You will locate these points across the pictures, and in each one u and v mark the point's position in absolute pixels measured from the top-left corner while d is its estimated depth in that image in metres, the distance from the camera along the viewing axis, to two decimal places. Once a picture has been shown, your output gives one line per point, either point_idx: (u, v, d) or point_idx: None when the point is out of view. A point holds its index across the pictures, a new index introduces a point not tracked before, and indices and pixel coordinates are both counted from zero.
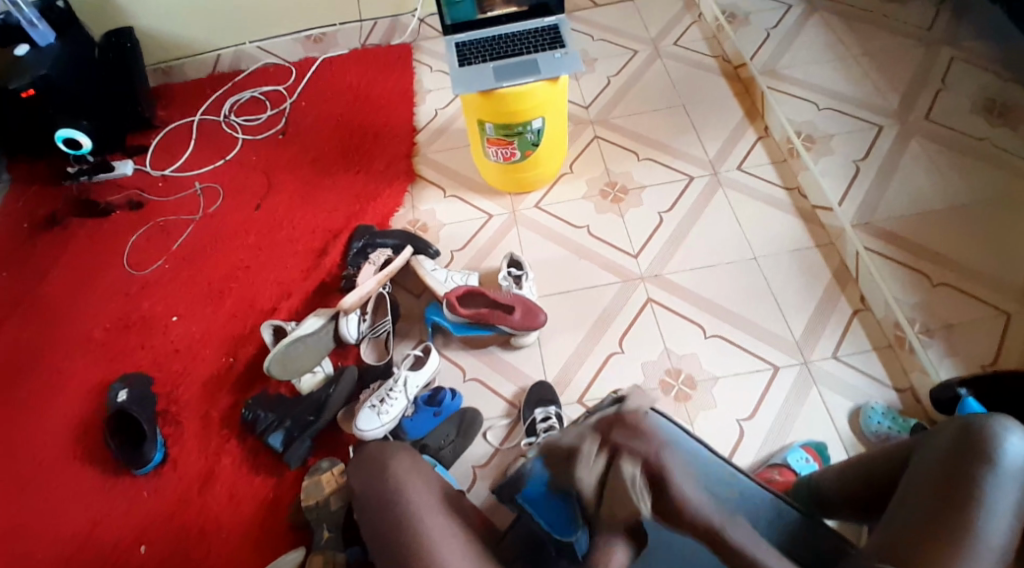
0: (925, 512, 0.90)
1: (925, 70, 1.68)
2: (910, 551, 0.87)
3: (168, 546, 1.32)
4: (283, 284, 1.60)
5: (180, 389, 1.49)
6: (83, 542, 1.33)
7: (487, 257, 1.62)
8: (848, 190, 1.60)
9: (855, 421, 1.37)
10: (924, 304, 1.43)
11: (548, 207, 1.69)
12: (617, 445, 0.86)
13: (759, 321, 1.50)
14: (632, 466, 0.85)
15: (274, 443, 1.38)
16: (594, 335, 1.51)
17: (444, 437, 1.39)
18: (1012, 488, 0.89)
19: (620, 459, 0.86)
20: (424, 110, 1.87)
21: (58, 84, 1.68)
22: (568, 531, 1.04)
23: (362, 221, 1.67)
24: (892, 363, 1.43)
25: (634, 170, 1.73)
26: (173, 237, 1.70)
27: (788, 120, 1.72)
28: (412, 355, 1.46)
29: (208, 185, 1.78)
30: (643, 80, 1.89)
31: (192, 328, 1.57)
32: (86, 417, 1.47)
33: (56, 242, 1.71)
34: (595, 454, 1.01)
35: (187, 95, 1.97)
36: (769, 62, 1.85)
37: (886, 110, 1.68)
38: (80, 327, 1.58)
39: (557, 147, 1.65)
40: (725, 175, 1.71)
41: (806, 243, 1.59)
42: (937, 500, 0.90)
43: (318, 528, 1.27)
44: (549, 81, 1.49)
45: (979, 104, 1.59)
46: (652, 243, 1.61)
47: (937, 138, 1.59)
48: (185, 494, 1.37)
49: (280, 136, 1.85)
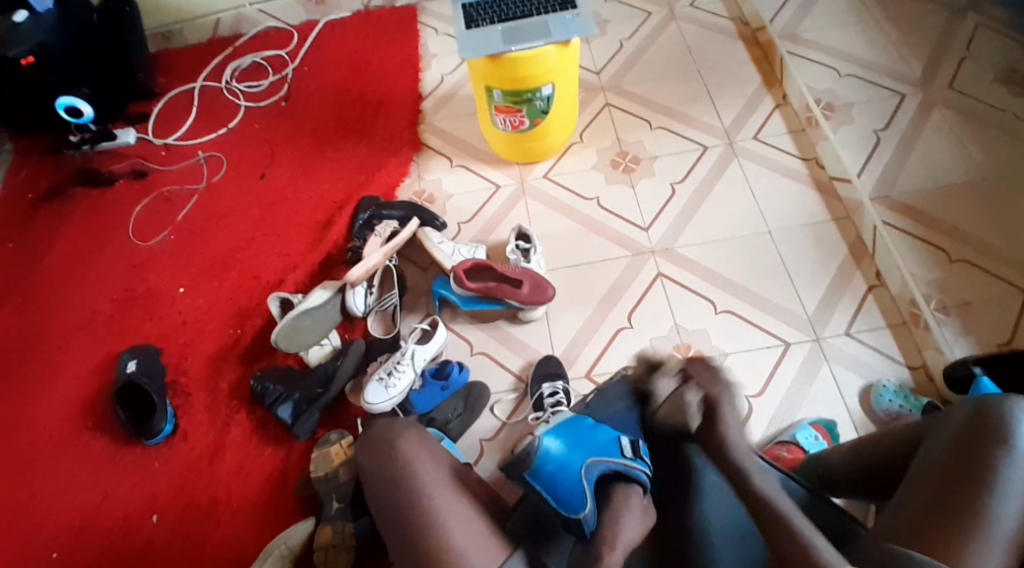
0: (934, 497, 0.89)
1: (947, 39, 1.61)
2: (918, 536, 0.87)
3: (180, 517, 1.34)
4: (288, 256, 1.58)
5: (188, 361, 1.49)
6: (97, 513, 1.35)
7: (495, 229, 1.59)
8: (867, 161, 1.56)
9: (865, 399, 1.36)
10: (941, 282, 1.40)
11: (557, 177, 1.66)
12: (690, 374, 1.03)
13: (771, 297, 1.47)
14: (698, 393, 1.00)
15: (283, 414, 1.39)
16: (603, 309, 1.49)
17: (451, 410, 1.39)
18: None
19: (690, 386, 1.01)
20: (430, 76, 1.82)
21: (56, 53, 1.63)
22: (577, 505, 0.92)
23: (368, 191, 1.64)
24: (906, 341, 1.40)
25: (647, 139, 1.69)
26: (177, 208, 1.68)
27: (806, 87, 1.67)
28: (419, 329, 1.44)
29: (212, 153, 1.75)
30: (657, 43, 1.83)
31: (199, 301, 1.56)
32: (96, 390, 1.48)
33: (62, 214, 1.70)
34: (605, 435, 1.01)
35: (187, 60, 1.92)
36: (789, 26, 1.77)
37: (908, 78, 1.61)
38: (87, 300, 1.58)
39: (567, 115, 1.61)
40: (740, 145, 1.66)
41: (822, 217, 1.55)
42: (944, 486, 0.89)
43: (327, 498, 1.28)
44: (560, 46, 1.43)
45: (1000, 73, 1.52)
46: (664, 216, 1.58)
47: (961, 109, 1.53)
48: (195, 467, 1.38)
49: (283, 102, 1.81)
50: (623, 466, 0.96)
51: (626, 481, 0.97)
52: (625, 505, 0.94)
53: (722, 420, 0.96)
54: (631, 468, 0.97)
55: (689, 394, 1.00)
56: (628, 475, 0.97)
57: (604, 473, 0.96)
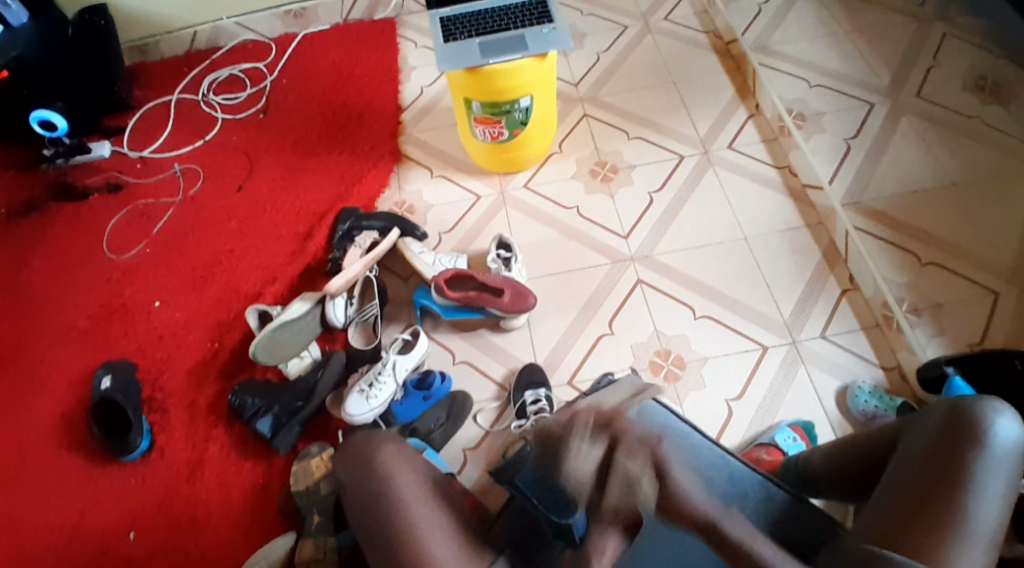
0: (912, 498, 0.90)
1: (919, 43, 1.51)
2: (895, 535, 0.88)
3: (158, 533, 1.31)
4: (268, 268, 1.57)
5: (165, 375, 1.47)
6: (72, 532, 1.32)
7: (476, 239, 1.60)
8: (839, 169, 1.60)
9: (842, 400, 1.38)
10: (913, 284, 1.44)
11: (536, 187, 1.67)
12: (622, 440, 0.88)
13: (750, 303, 1.49)
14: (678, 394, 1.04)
15: (262, 428, 1.37)
16: (584, 316, 1.50)
17: (433, 420, 1.38)
18: (1001, 473, 0.90)
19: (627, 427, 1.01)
20: (409, 88, 1.83)
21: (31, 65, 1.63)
22: (566, 509, 0.90)
23: (347, 203, 1.64)
24: (880, 343, 1.44)
25: (624, 150, 1.71)
26: (154, 221, 1.66)
27: (778, 97, 1.72)
28: (400, 339, 1.44)
29: (188, 167, 1.74)
30: (633, 56, 1.86)
31: (176, 314, 1.54)
32: (71, 406, 1.45)
33: (34, 229, 1.67)
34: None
35: (163, 73, 1.91)
36: (762, 39, 1.81)
37: (875, 86, 1.61)
38: (61, 314, 1.55)
39: (545, 126, 1.62)
40: (715, 154, 1.69)
41: (795, 223, 1.59)
42: (923, 487, 0.90)
43: (308, 513, 1.27)
44: (537, 58, 1.45)
45: (971, 80, 1.38)
46: (642, 225, 1.60)
47: (925, 115, 1.50)
48: (174, 482, 1.36)
49: (261, 115, 1.81)
50: None
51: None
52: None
53: (689, 424, 0.97)
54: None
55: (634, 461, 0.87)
56: None
57: None
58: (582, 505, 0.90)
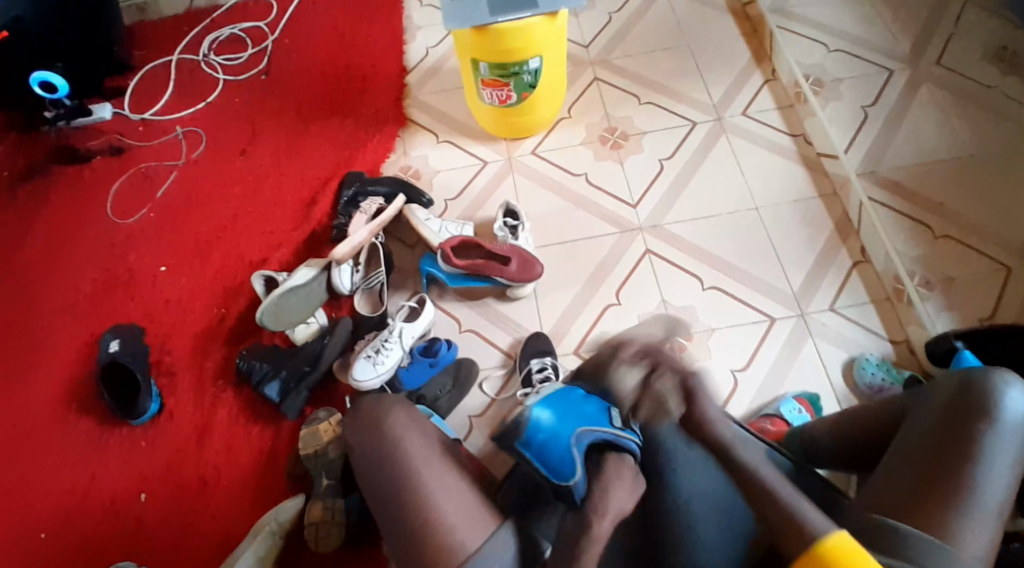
0: (922, 471, 0.90)
1: (935, 21, 1.61)
2: (906, 507, 0.88)
3: (167, 497, 1.33)
4: (273, 234, 1.56)
5: (172, 341, 1.47)
6: (84, 494, 1.34)
7: (483, 206, 1.58)
8: (855, 137, 1.55)
9: (849, 372, 1.38)
10: (924, 258, 1.41)
11: (545, 153, 1.64)
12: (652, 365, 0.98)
13: (759, 275, 1.48)
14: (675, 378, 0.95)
15: (271, 393, 1.38)
16: (592, 285, 1.49)
17: (440, 388, 1.39)
18: (1011, 443, 0.90)
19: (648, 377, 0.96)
20: (415, 49, 1.79)
21: (31, 27, 1.56)
22: (567, 472, 0.89)
23: (353, 167, 1.62)
24: (889, 316, 1.42)
25: (635, 115, 1.67)
26: (157, 184, 1.65)
27: (796, 63, 1.65)
28: (406, 307, 1.44)
29: (190, 129, 1.71)
30: (645, 17, 1.81)
31: (181, 280, 1.54)
32: (79, 371, 1.46)
33: (37, 193, 1.65)
34: (594, 406, 0.96)
35: (163, 31, 1.86)
36: (779, 0, 1.76)
37: (897, 54, 1.61)
38: (67, 280, 1.55)
39: (555, 89, 1.59)
40: (728, 121, 1.65)
41: (808, 192, 1.56)
42: (933, 460, 0.90)
43: (316, 475, 1.29)
44: (547, 17, 1.41)
45: (990, 52, 1.53)
46: (652, 193, 1.58)
47: (948, 86, 1.53)
48: (182, 447, 1.38)
49: (264, 76, 1.77)
50: (613, 435, 0.92)
51: (617, 450, 0.93)
52: (617, 472, 0.90)
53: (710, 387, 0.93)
54: (620, 436, 0.93)
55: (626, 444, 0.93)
56: (619, 444, 0.93)
57: (594, 444, 0.92)
58: (582, 470, 0.89)
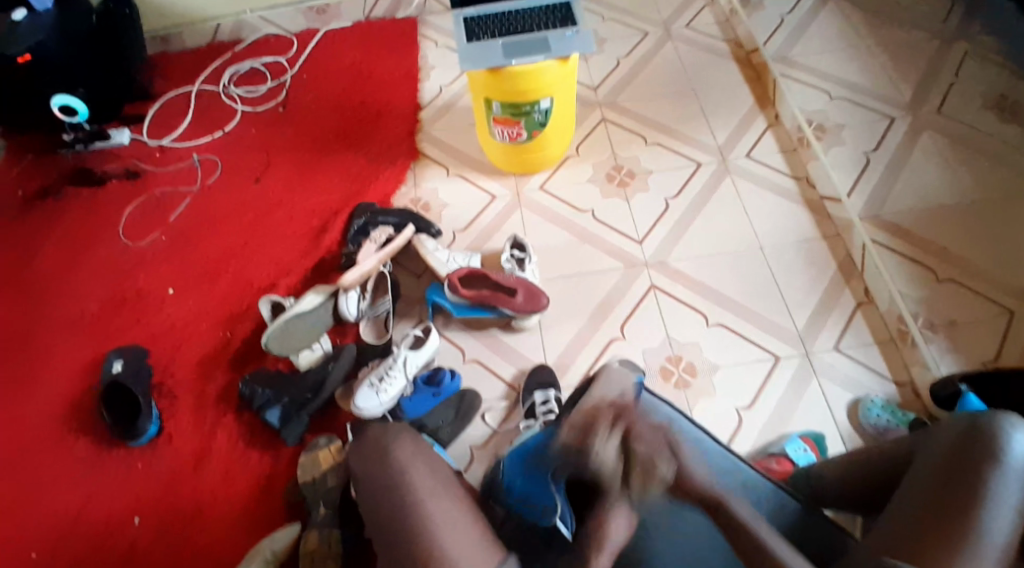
0: (925, 513, 0.88)
1: (936, 68, 1.67)
2: (908, 547, 0.85)
3: (162, 521, 1.31)
4: (281, 260, 1.58)
5: (175, 363, 1.47)
6: (78, 515, 1.32)
7: (490, 238, 1.60)
8: (857, 183, 1.58)
9: (854, 414, 1.37)
10: (928, 300, 1.43)
11: (552, 189, 1.67)
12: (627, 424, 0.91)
13: (763, 313, 1.48)
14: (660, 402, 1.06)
15: (271, 418, 1.37)
16: (596, 319, 1.49)
17: (442, 418, 1.38)
18: (1017, 485, 0.89)
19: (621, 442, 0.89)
20: (429, 87, 1.84)
21: (54, 50, 1.62)
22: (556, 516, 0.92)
23: (364, 198, 1.64)
24: (893, 357, 1.42)
25: (641, 155, 1.71)
26: (171, 209, 1.67)
27: (798, 109, 1.70)
28: (412, 335, 1.44)
29: (207, 157, 1.75)
30: (653, 62, 1.86)
31: (189, 302, 1.54)
32: (82, 390, 1.45)
33: (53, 213, 1.68)
34: (561, 441, 0.99)
35: (187, 63, 1.92)
36: (782, 49, 1.81)
37: (896, 101, 1.66)
38: (76, 298, 1.56)
39: (565, 127, 1.62)
40: (732, 163, 1.69)
41: (811, 234, 1.57)
42: (938, 501, 0.89)
43: (314, 504, 1.27)
44: (559, 61, 1.46)
45: (990, 100, 1.58)
46: (656, 230, 1.60)
47: (947, 133, 1.58)
48: (179, 470, 1.36)
49: (281, 109, 1.81)
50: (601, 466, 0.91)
51: None
52: (605, 498, 0.91)
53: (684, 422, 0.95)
54: (607, 465, 0.92)
55: (622, 446, 0.89)
56: None
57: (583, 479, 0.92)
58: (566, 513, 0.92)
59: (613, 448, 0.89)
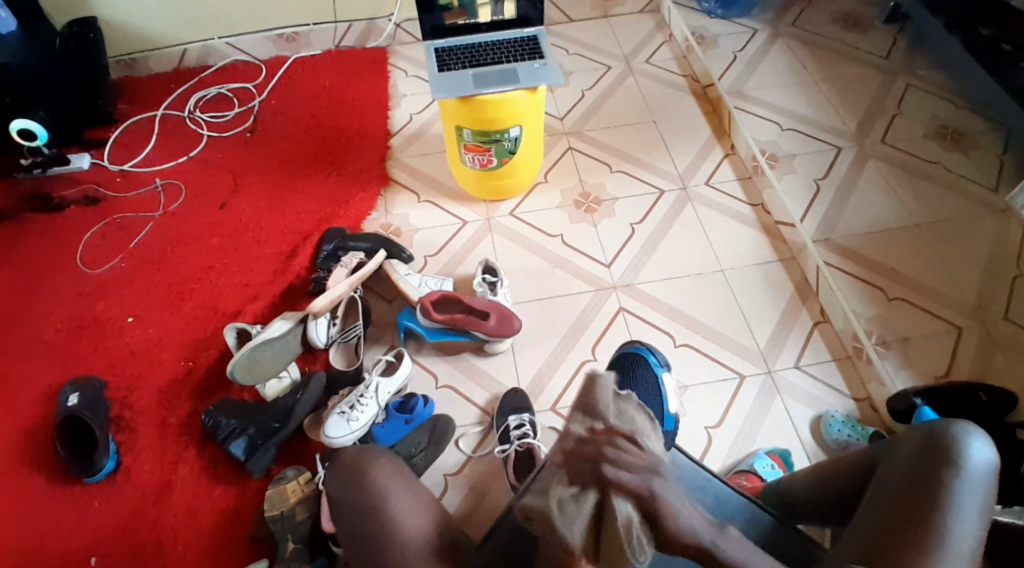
0: (890, 522, 0.90)
1: (883, 95, 1.77)
2: (876, 555, 0.88)
3: (121, 559, 1.25)
4: (249, 286, 1.55)
5: (137, 393, 1.42)
6: (29, 555, 1.25)
7: (461, 263, 1.61)
8: (809, 208, 1.67)
9: (816, 430, 1.42)
10: (879, 318, 1.50)
11: (522, 215, 1.70)
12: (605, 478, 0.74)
13: (728, 333, 1.53)
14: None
15: (236, 451, 1.33)
16: (568, 342, 1.51)
17: (415, 445, 1.36)
18: (978, 493, 0.90)
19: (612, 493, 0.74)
20: (399, 115, 1.86)
21: (18, 73, 1.59)
22: None
23: (334, 224, 1.64)
24: (850, 374, 1.48)
25: (607, 182, 1.76)
26: (131, 235, 1.63)
27: (753, 140, 1.78)
28: (384, 360, 1.43)
29: (170, 182, 1.72)
30: (616, 94, 1.93)
31: (150, 330, 1.50)
32: (36, 421, 1.39)
33: (6, 238, 1.62)
34: None
35: (151, 89, 1.90)
36: (737, 83, 1.91)
37: (844, 133, 1.76)
38: (30, 327, 1.50)
39: (533, 156, 1.66)
40: (693, 190, 1.75)
41: (770, 257, 1.64)
42: (903, 510, 0.90)
43: (282, 539, 1.23)
44: (529, 91, 1.49)
45: (933, 129, 1.67)
46: (623, 255, 1.64)
47: (894, 161, 1.68)
48: (140, 505, 1.30)
49: (249, 134, 1.80)
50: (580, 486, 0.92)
51: None
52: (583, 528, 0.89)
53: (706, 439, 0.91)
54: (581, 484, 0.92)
55: (617, 505, 0.73)
56: None
57: None
58: None
59: (634, 535, 0.73)
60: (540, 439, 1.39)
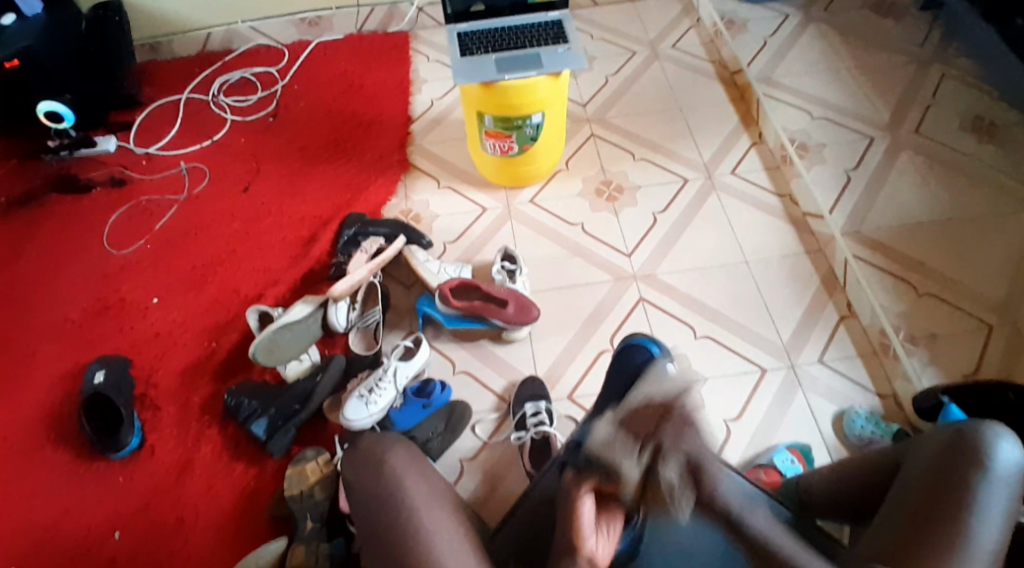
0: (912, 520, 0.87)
1: (917, 86, 1.74)
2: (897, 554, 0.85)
3: (143, 535, 1.27)
4: (270, 270, 1.56)
5: (159, 373, 1.45)
6: (54, 528, 1.28)
7: (481, 250, 1.61)
8: (838, 199, 1.63)
9: (839, 426, 1.38)
10: (908, 313, 1.46)
11: (543, 203, 1.68)
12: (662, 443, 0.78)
13: (749, 326, 1.50)
14: (678, 463, 0.78)
15: (256, 431, 1.34)
16: (586, 331, 1.50)
17: (432, 429, 1.37)
18: (1002, 496, 0.86)
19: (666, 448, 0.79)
20: (421, 100, 1.85)
21: (42, 56, 1.63)
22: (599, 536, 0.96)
23: (354, 209, 1.64)
24: (876, 370, 1.44)
25: (630, 170, 1.74)
26: (157, 218, 1.65)
27: (781, 129, 1.74)
28: (401, 346, 1.43)
29: (195, 165, 1.73)
30: (641, 80, 1.90)
31: (173, 312, 1.52)
32: (62, 399, 1.42)
33: (35, 219, 1.65)
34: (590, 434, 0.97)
35: (176, 73, 1.92)
36: (765, 71, 1.86)
37: (876, 122, 1.73)
38: (58, 307, 1.53)
39: (555, 142, 1.64)
40: (718, 179, 1.72)
41: (795, 250, 1.61)
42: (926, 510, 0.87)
43: (301, 518, 1.23)
44: (552, 76, 1.47)
45: (967, 121, 1.64)
46: (645, 244, 1.62)
47: (925, 152, 1.64)
48: (161, 483, 1.33)
49: (271, 118, 1.81)
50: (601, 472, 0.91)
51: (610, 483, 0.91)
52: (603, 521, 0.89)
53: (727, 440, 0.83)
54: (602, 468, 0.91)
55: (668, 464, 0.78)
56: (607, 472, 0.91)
57: None
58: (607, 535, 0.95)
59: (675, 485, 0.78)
60: (556, 428, 1.38)
